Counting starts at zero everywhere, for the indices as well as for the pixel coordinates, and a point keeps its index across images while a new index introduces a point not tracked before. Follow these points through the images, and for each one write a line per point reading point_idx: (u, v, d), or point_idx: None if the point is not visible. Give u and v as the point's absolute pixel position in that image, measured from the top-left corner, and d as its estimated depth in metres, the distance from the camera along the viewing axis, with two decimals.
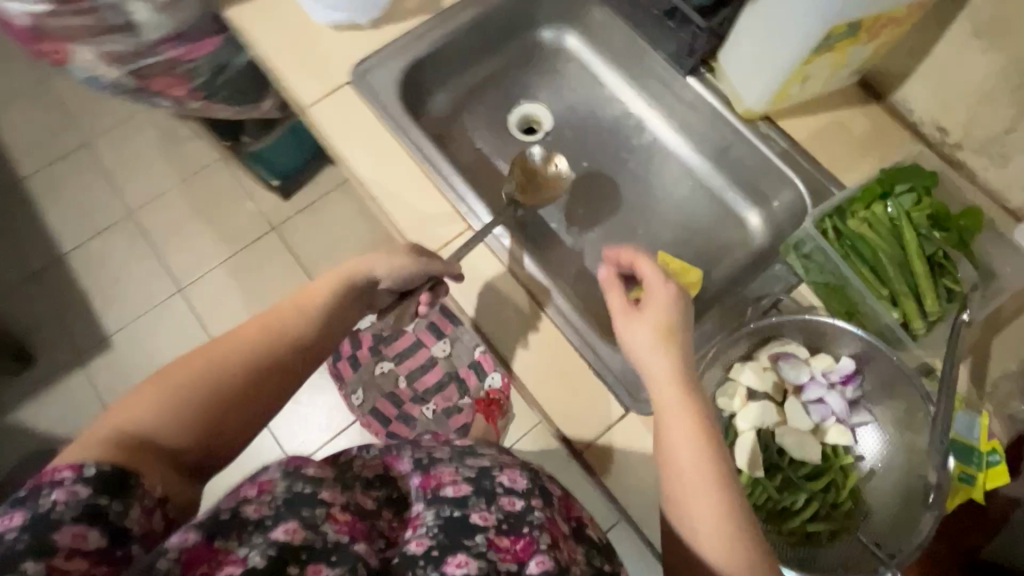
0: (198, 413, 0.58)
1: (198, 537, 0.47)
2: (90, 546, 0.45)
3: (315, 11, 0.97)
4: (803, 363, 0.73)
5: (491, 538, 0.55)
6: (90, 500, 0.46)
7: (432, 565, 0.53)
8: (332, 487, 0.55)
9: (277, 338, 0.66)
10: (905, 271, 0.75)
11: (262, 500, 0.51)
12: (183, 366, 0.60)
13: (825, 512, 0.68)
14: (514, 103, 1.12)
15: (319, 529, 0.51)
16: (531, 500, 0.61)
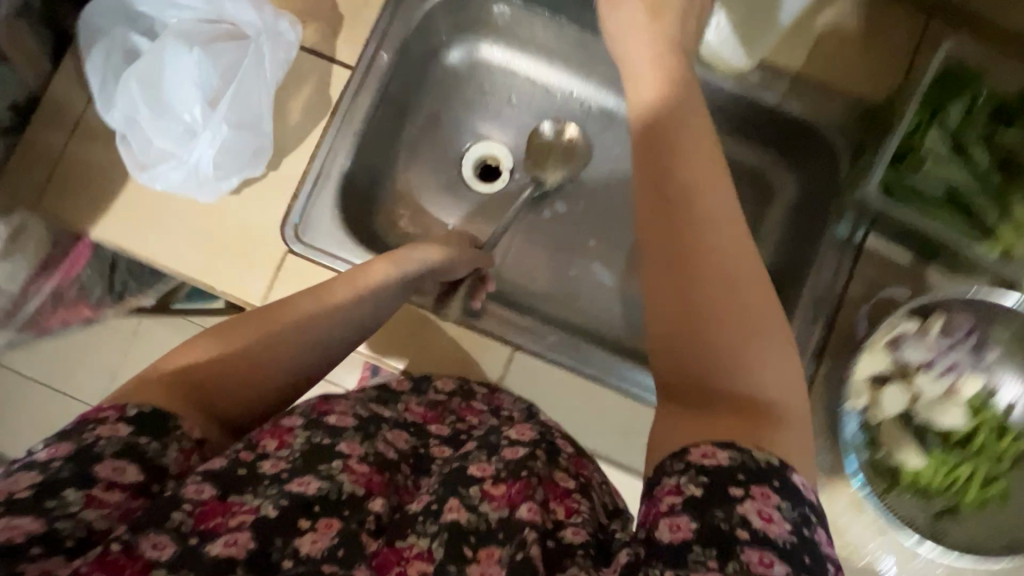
0: (253, 352, 0.52)
1: (212, 493, 0.42)
2: (131, 480, 0.41)
3: (201, 195, 0.73)
4: (922, 337, 0.69)
5: (486, 491, 0.47)
6: (131, 439, 0.42)
7: (432, 520, 0.45)
8: (353, 438, 0.51)
9: (320, 338, 0.56)
10: (990, 195, 0.67)
11: (282, 453, 0.47)
12: (247, 331, 0.53)
13: (994, 474, 0.68)
14: (465, 156, 0.94)
15: (329, 469, 0.47)
16: (535, 450, 0.53)
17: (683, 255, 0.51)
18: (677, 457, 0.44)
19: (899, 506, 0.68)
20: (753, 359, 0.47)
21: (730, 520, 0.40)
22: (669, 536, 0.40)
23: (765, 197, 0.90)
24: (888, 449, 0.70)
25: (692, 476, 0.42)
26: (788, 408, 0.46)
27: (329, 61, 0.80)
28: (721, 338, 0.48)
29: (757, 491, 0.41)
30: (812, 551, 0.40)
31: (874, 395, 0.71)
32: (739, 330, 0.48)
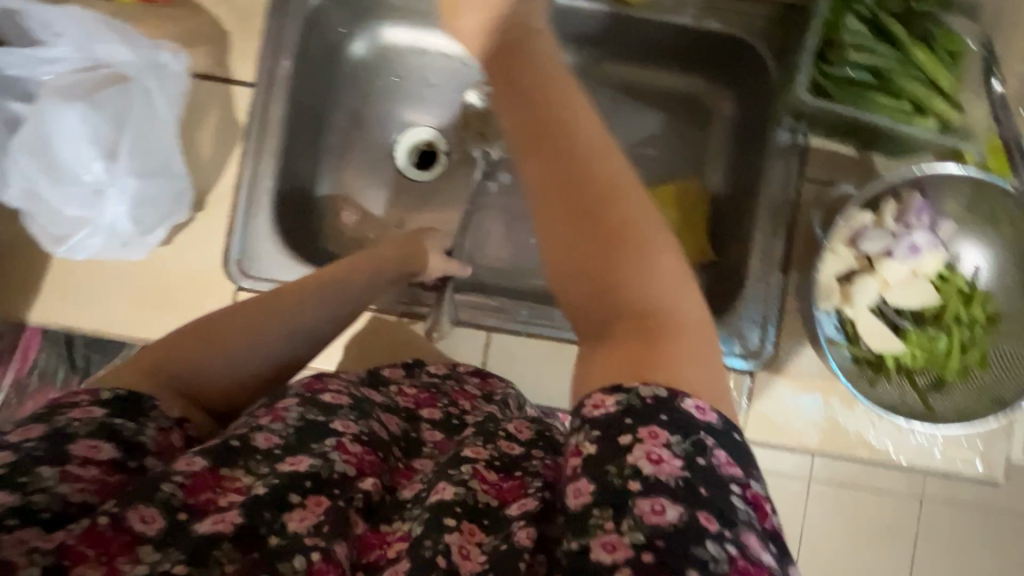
0: (241, 336, 0.50)
1: (204, 466, 0.37)
2: (109, 459, 0.37)
3: (129, 253, 0.71)
4: (879, 226, 0.69)
5: (478, 471, 0.43)
6: (106, 417, 0.38)
7: (419, 505, 0.41)
8: (347, 416, 0.46)
9: (309, 324, 0.55)
10: (914, 70, 0.67)
11: (274, 426, 0.42)
12: (230, 321, 0.50)
13: (972, 340, 0.69)
14: (398, 146, 0.90)
15: (323, 446, 0.41)
16: (533, 449, 0.46)
17: (563, 171, 0.44)
18: (575, 406, 0.37)
19: (888, 394, 0.70)
20: (653, 278, 0.40)
21: (625, 471, 0.33)
22: (572, 501, 0.33)
23: (706, 121, 0.88)
24: (868, 341, 0.71)
25: (588, 430, 0.35)
26: (681, 325, 0.39)
27: (225, 83, 0.75)
28: (616, 262, 0.41)
29: (647, 439, 0.33)
30: (712, 489, 0.32)
31: (845, 291, 0.72)
32: (617, 260, 0.41)
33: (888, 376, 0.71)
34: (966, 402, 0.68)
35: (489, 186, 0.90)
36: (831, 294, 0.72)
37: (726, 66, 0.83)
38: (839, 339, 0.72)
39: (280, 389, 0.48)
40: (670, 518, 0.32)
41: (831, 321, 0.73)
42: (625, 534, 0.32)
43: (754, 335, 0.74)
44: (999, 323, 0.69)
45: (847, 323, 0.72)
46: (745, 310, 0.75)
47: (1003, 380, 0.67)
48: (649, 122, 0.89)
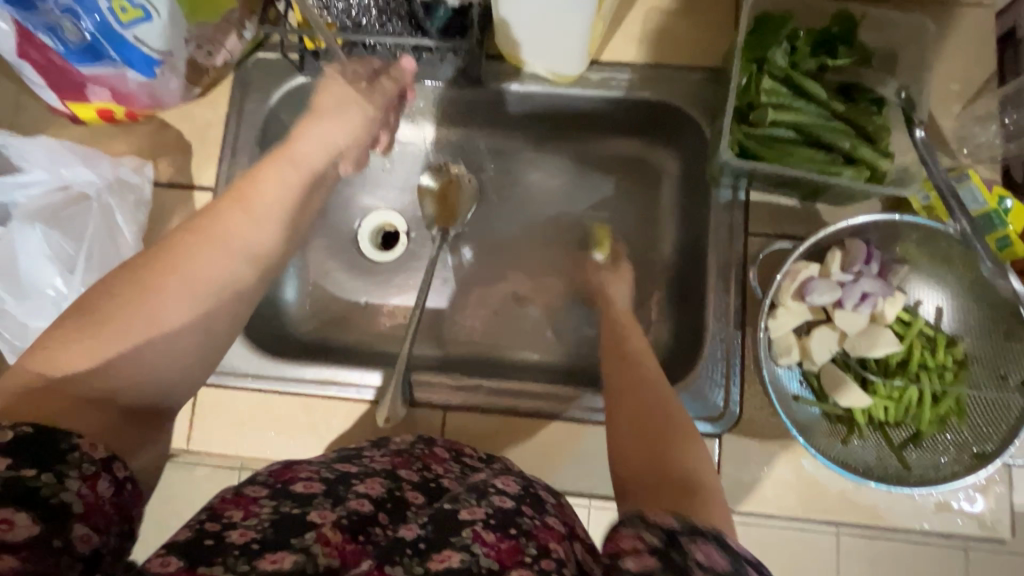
0: (137, 320, 0.46)
1: (182, 564, 0.40)
2: (24, 532, 0.37)
3: None
4: (826, 278, 0.67)
5: (478, 534, 0.44)
6: (12, 477, 0.37)
7: (419, 564, 0.42)
8: (324, 504, 0.47)
9: (203, 284, 0.50)
10: (836, 123, 0.68)
11: (248, 521, 0.44)
12: (109, 294, 0.47)
13: (942, 389, 0.66)
14: (359, 231, 0.94)
15: (302, 541, 0.43)
16: (522, 505, 0.48)
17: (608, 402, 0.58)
18: (633, 515, 0.43)
19: (860, 452, 0.67)
20: (681, 448, 0.50)
21: (683, 556, 0.38)
22: (632, 566, 0.38)
23: (655, 180, 0.89)
24: (835, 397, 0.68)
25: (651, 528, 0.41)
26: (710, 484, 0.48)
27: (188, 189, 0.78)
28: (649, 435, 0.52)
29: (698, 545, 0.39)
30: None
31: (803, 345, 0.69)
32: (653, 434, 0.52)
33: (860, 433, 0.68)
34: (946, 457, 0.64)
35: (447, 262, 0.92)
36: (789, 350, 0.69)
37: (665, 128, 0.86)
38: (804, 396, 0.70)
39: (258, 476, 0.50)
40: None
41: (792, 376, 0.70)
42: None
43: (717, 396, 0.72)
44: (970, 367, 0.66)
45: (809, 377, 0.70)
46: (706, 369, 0.73)
47: (982, 431, 0.64)
48: (601, 187, 0.92)
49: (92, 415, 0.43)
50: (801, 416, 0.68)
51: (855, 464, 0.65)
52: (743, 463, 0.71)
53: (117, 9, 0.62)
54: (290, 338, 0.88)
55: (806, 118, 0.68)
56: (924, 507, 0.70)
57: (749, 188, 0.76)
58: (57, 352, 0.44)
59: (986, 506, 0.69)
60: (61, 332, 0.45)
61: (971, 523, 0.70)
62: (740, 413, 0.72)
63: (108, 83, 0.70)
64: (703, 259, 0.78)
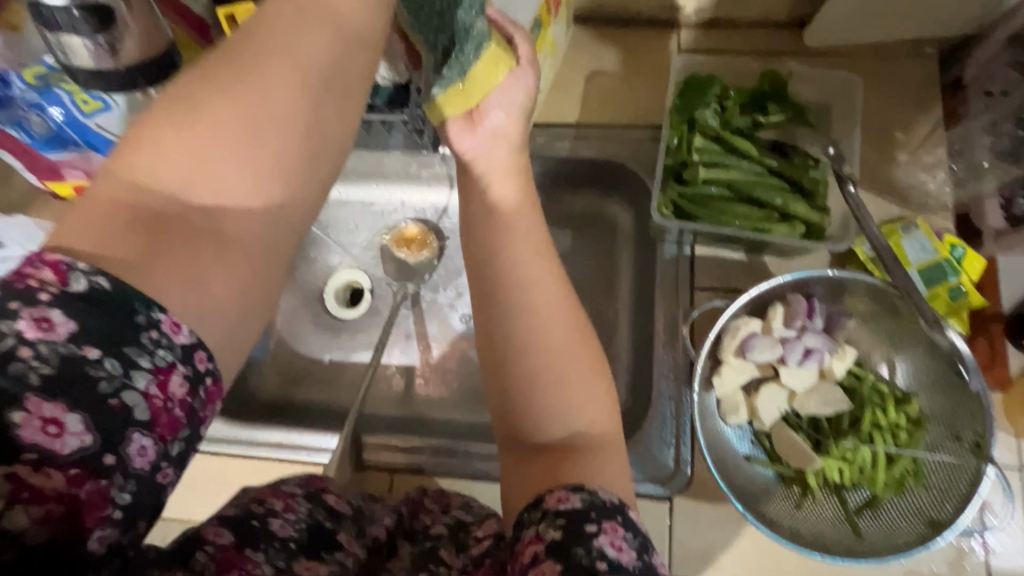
0: (213, 149, 0.36)
1: (234, 538, 0.38)
2: (75, 443, 0.30)
3: None
4: (767, 333, 0.66)
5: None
6: (71, 350, 0.30)
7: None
8: (288, 527, 0.41)
9: (292, 116, 0.38)
10: (769, 179, 0.68)
11: (288, 518, 0.42)
12: (191, 103, 0.36)
13: (897, 450, 0.63)
14: (324, 290, 0.96)
15: (286, 552, 0.40)
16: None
17: (488, 278, 0.47)
18: (534, 506, 0.40)
19: (815, 520, 0.63)
20: (578, 394, 0.44)
21: (590, 555, 0.35)
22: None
23: (613, 232, 0.87)
24: (787, 458, 0.65)
25: (551, 520, 0.37)
26: (610, 441, 0.44)
27: None
28: (539, 357, 0.44)
29: (607, 528, 0.37)
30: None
31: (750, 403, 0.67)
32: (546, 362, 0.44)
33: (813, 498, 0.64)
34: (903, 523, 0.61)
35: (408, 317, 0.93)
36: (735, 408, 0.67)
37: (617, 181, 0.85)
38: (755, 456, 0.67)
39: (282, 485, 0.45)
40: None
41: (740, 436, 0.68)
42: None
43: (667, 456, 0.70)
44: (925, 426, 0.64)
45: (758, 436, 0.68)
46: (657, 430, 0.71)
47: (938, 496, 0.60)
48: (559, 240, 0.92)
49: (205, 260, 0.35)
50: (751, 479, 0.66)
51: (806, 531, 0.62)
52: (695, 527, 0.68)
53: (79, 101, 0.67)
54: (254, 398, 0.90)
55: (740, 176, 0.69)
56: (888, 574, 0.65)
57: (693, 243, 0.76)
58: (145, 157, 0.35)
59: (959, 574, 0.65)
60: (153, 123, 0.36)
61: None
62: (691, 473, 0.70)
63: (78, 166, 0.75)
64: (652, 312, 0.78)
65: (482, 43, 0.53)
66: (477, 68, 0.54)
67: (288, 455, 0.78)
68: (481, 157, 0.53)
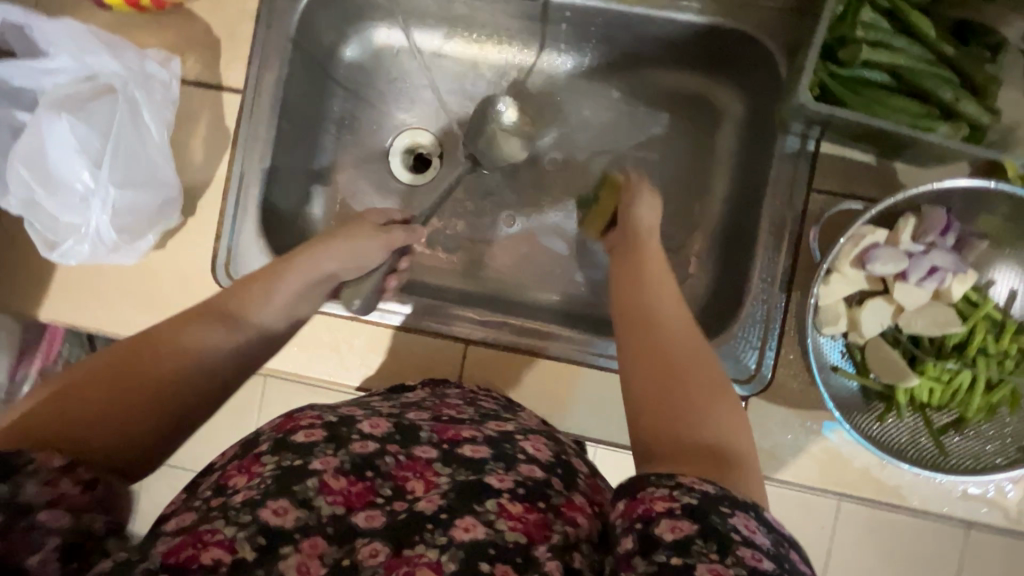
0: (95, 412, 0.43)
1: (184, 530, 0.41)
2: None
3: (123, 258, 0.71)
4: (893, 246, 0.62)
5: (503, 507, 0.44)
6: None
7: (440, 532, 0.42)
8: (327, 451, 0.47)
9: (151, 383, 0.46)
10: (940, 69, 0.59)
11: (249, 479, 0.44)
12: (88, 392, 0.44)
13: (1000, 377, 0.62)
14: (391, 149, 0.88)
15: (305, 490, 0.44)
16: (553, 478, 0.48)
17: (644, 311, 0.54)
18: (667, 473, 0.40)
19: (896, 435, 0.64)
20: (705, 412, 0.45)
21: (725, 525, 0.37)
22: (671, 535, 0.36)
23: (714, 121, 0.81)
24: (878, 373, 0.64)
25: (687, 489, 0.39)
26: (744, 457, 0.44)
27: (217, 90, 0.77)
28: (679, 364, 0.48)
29: (739, 515, 0.38)
30: (791, 567, 0.36)
31: (856, 315, 0.64)
32: (687, 384, 0.47)
33: (898, 414, 0.64)
34: (988, 446, 0.61)
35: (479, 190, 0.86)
36: (839, 318, 0.64)
37: (737, 58, 0.76)
38: (844, 367, 0.66)
39: (324, 406, 0.53)
40: (765, 568, 0.35)
41: (834, 345, 0.67)
42: (730, 566, 0.35)
43: (749, 358, 0.69)
44: None
45: (853, 348, 0.66)
46: (744, 332, 0.69)
47: None
48: (652, 124, 0.84)
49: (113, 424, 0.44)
50: (839, 389, 0.65)
51: (887, 444, 0.63)
52: (767, 429, 0.69)
53: None
54: None
55: (906, 63, 0.59)
56: (950, 491, 0.68)
57: (822, 138, 0.68)
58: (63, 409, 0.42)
59: (1016, 498, 0.67)
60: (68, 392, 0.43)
61: (995, 512, 0.67)
62: (771, 379, 0.69)
63: None
64: (756, 211, 0.72)
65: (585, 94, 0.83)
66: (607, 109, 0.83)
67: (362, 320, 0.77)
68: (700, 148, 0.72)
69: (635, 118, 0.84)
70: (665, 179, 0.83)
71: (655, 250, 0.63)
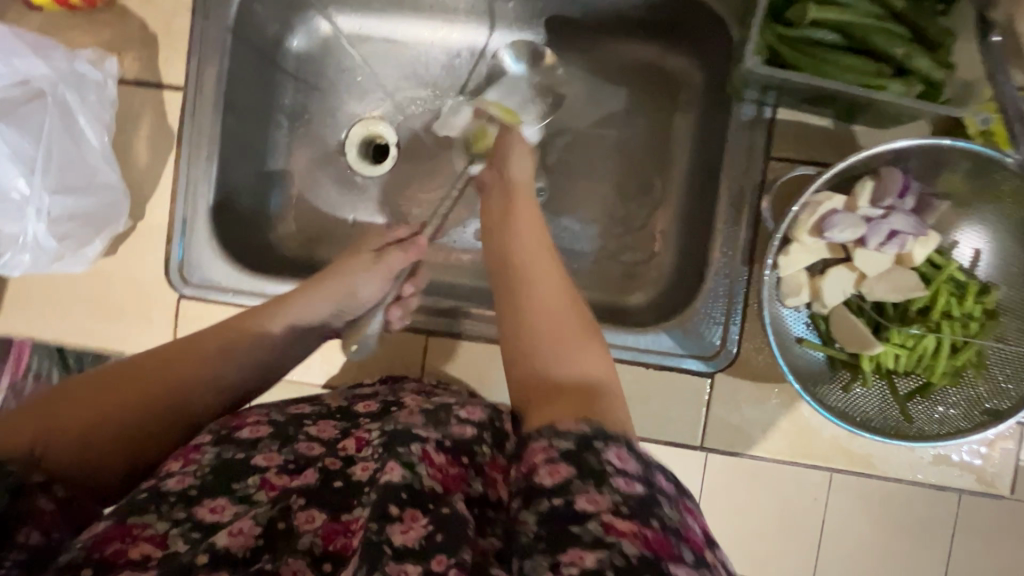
0: (93, 431, 0.44)
1: (110, 522, 0.40)
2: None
3: (71, 267, 0.70)
4: (851, 211, 0.60)
5: (427, 453, 0.44)
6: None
7: (371, 489, 0.43)
8: (271, 446, 0.48)
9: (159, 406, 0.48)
10: (890, 24, 0.57)
11: (185, 469, 0.45)
12: (90, 408, 0.45)
13: (965, 340, 0.60)
14: (346, 140, 0.86)
15: (246, 488, 0.45)
16: (483, 435, 0.48)
17: (521, 281, 0.60)
18: (543, 427, 0.44)
19: (861, 406, 0.62)
20: (566, 356, 0.52)
21: (599, 460, 0.41)
22: (551, 481, 0.40)
23: (672, 94, 0.79)
24: (842, 342, 0.63)
25: (560, 435, 0.43)
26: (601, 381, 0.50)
27: (158, 89, 0.74)
28: (537, 325, 0.55)
29: (612, 449, 0.42)
30: (660, 488, 0.41)
31: (818, 284, 0.63)
32: (553, 338, 0.54)
33: (861, 383, 0.63)
34: (953, 411, 0.60)
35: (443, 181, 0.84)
36: (799, 289, 0.63)
37: (690, 26, 0.73)
38: (808, 338, 0.65)
39: (266, 401, 0.56)
40: (635, 492, 0.39)
41: (798, 317, 0.65)
42: (605, 496, 0.39)
43: (714, 334, 0.68)
44: (999, 319, 0.60)
45: (818, 319, 0.65)
46: (707, 308, 0.68)
47: (999, 387, 0.59)
48: (610, 100, 0.82)
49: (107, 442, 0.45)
50: (803, 362, 0.64)
51: (853, 414, 0.62)
52: (735, 404, 0.68)
53: None
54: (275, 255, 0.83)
55: (855, 19, 0.57)
56: (920, 457, 0.67)
57: (776, 104, 0.66)
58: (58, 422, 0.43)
59: (988, 460, 0.66)
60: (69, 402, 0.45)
61: (969, 476, 0.66)
62: (736, 353, 0.68)
63: None
64: (715, 183, 0.70)
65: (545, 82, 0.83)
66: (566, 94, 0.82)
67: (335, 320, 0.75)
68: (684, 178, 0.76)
69: (592, 93, 0.82)
70: (626, 155, 0.81)
71: (536, 223, 0.66)
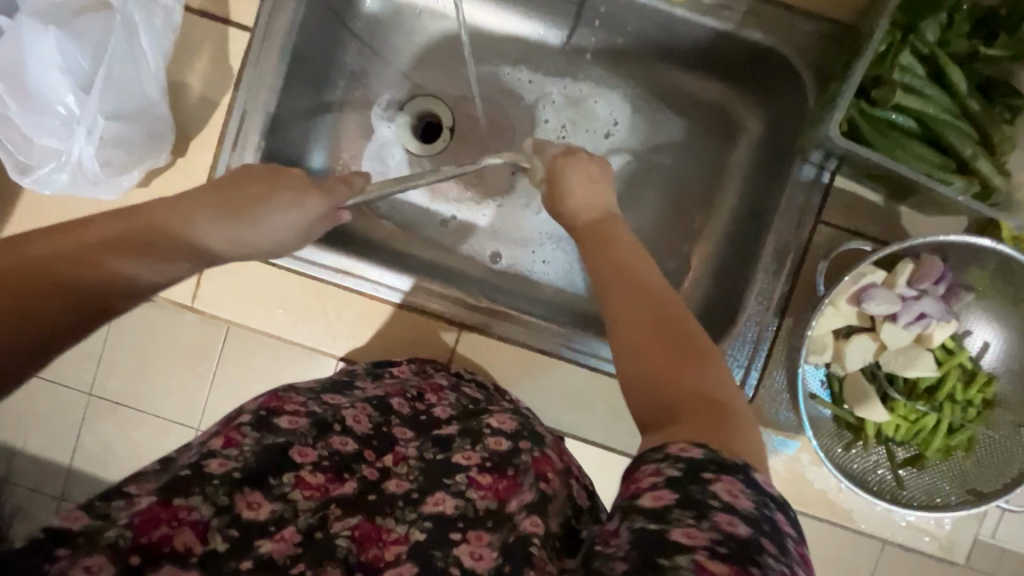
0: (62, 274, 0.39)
1: (153, 500, 0.40)
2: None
3: (102, 192, 0.68)
4: (889, 287, 0.64)
5: (472, 479, 0.45)
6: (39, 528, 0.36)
7: (411, 509, 0.44)
8: (305, 442, 0.47)
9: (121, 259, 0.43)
10: (963, 123, 0.61)
11: (230, 453, 0.44)
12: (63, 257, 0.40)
13: (962, 423, 0.66)
14: (401, 111, 0.84)
15: (281, 487, 0.44)
16: (518, 440, 0.50)
17: (628, 285, 0.49)
18: (656, 448, 0.38)
19: (857, 467, 0.68)
20: (683, 367, 0.43)
21: (705, 494, 0.35)
22: (650, 504, 0.35)
23: (730, 137, 0.81)
24: (851, 404, 0.67)
25: (673, 461, 0.37)
26: (727, 403, 0.41)
27: (224, 25, 0.71)
28: (645, 320, 0.46)
29: (722, 482, 0.36)
30: (775, 530, 0.35)
31: (844, 350, 0.67)
32: (666, 341, 0.44)
33: (860, 445, 0.68)
34: (939, 485, 0.66)
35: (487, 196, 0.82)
36: (826, 351, 0.66)
37: (764, 76, 0.75)
38: (823, 395, 0.69)
39: (303, 391, 0.55)
40: (743, 533, 0.33)
41: (818, 373, 0.69)
42: (705, 530, 0.33)
43: (735, 374, 0.71)
44: (994, 408, 0.66)
45: (836, 379, 0.69)
46: (733, 352, 0.70)
47: (983, 470, 0.65)
48: (671, 129, 0.83)
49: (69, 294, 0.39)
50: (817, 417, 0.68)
51: (850, 474, 0.67)
52: None
53: None
54: None
55: (933, 111, 0.60)
56: (895, 520, 0.72)
57: (839, 171, 0.69)
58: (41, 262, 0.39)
59: (953, 531, 0.72)
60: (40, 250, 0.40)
61: (933, 542, 0.73)
62: (751, 395, 0.71)
63: None
64: (760, 235, 0.73)
65: (611, 98, 0.83)
66: (630, 114, 0.83)
67: (372, 297, 0.73)
68: (708, 226, 0.81)
69: (653, 119, 0.83)
70: (673, 187, 0.83)
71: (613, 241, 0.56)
